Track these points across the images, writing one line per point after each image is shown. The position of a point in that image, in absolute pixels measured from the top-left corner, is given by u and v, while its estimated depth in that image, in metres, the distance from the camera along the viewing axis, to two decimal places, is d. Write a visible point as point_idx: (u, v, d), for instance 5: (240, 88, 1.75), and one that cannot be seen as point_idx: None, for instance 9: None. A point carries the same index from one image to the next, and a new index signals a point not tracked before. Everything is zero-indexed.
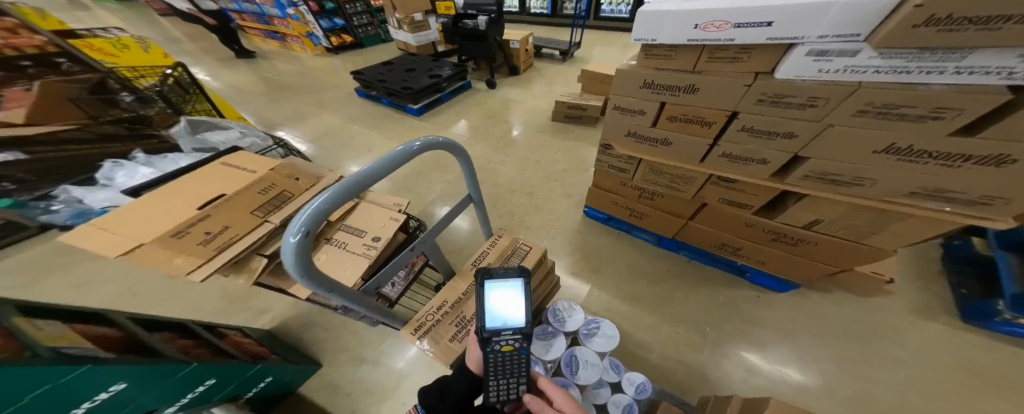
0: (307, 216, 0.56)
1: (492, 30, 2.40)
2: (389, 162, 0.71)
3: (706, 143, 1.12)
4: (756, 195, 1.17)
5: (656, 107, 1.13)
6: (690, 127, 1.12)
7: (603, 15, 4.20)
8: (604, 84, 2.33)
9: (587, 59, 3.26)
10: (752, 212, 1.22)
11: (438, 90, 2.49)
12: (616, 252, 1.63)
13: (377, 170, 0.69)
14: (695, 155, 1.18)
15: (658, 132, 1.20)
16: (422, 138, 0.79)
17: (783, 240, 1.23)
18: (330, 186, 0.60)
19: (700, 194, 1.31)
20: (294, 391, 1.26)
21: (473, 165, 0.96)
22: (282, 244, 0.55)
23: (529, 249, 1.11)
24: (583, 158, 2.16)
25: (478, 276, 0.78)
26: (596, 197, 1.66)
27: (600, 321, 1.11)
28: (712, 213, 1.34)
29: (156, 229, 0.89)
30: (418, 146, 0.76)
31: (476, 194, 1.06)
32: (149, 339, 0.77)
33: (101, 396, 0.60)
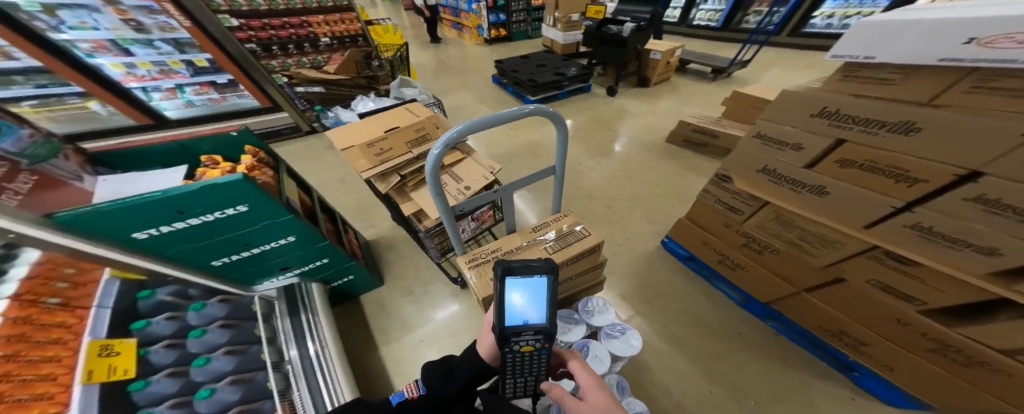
0: (445, 145, 0.56)
1: (635, 38, 2.29)
2: (500, 117, 0.63)
3: (889, 206, 0.73)
4: (942, 291, 0.77)
5: (822, 143, 0.78)
6: (867, 177, 0.75)
7: (809, 29, 3.48)
8: (749, 110, 1.92)
9: (741, 82, 2.75)
10: (922, 309, 0.81)
11: (559, 88, 2.51)
12: (684, 301, 1.37)
13: (493, 120, 0.62)
14: (862, 216, 0.80)
15: (810, 178, 0.84)
16: (533, 102, 0.66)
17: (951, 356, 0.82)
18: (465, 121, 0.57)
19: (839, 265, 0.93)
20: (357, 295, 1.46)
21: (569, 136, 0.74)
22: (428, 160, 0.59)
23: (586, 235, 0.85)
24: (687, 187, 1.84)
25: (496, 272, 0.65)
26: (685, 230, 1.39)
27: (632, 330, 0.87)
28: (849, 292, 0.95)
29: (358, 137, 0.92)
30: (529, 110, 0.65)
31: (562, 166, 0.83)
32: (316, 213, 1.15)
33: (279, 241, 0.96)
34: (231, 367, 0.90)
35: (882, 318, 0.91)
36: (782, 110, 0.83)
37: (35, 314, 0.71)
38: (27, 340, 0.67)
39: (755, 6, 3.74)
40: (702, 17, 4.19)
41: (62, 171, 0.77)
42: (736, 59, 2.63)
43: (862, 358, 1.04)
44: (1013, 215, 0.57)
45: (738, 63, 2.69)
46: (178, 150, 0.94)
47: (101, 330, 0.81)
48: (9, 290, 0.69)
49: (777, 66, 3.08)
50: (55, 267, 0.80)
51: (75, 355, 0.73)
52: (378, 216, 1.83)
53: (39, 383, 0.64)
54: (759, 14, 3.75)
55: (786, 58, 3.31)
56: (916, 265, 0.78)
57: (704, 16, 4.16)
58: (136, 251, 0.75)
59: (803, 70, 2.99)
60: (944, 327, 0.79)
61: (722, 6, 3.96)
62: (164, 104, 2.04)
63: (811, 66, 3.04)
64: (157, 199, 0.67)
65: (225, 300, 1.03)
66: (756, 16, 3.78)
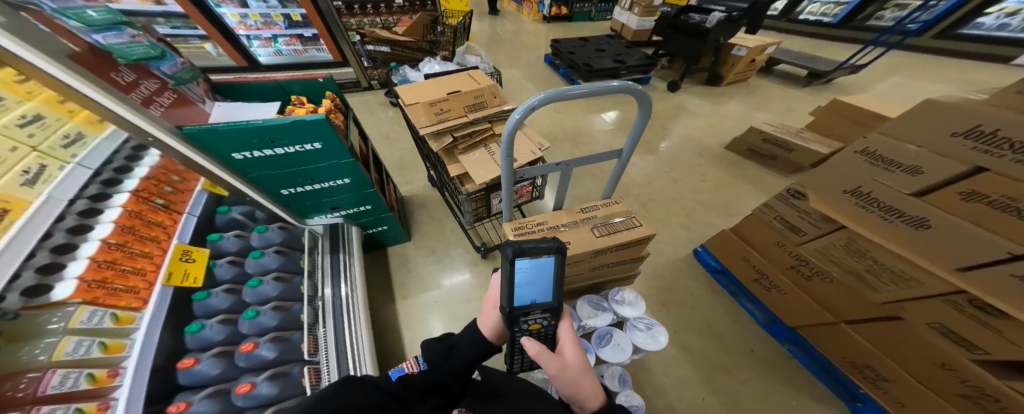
0: (521, 115, 0.57)
1: (719, 30, 2.03)
2: (573, 94, 0.58)
3: (1005, 253, 0.58)
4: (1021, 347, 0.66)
5: (953, 171, 0.59)
6: (995, 216, 0.58)
7: (965, 32, 2.88)
8: (835, 126, 1.68)
9: (833, 93, 2.41)
10: (976, 359, 0.75)
11: (614, 76, 2.37)
12: (700, 313, 1.35)
13: (563, 91, 0.57)
14: (956, 255, 0.66)
15: (912, 207, 0.68)
16: (623, 79, 0.60)
17: (986, 407, 0.77)
18: (549, 90, 0.57)
19: (899, 303, 0.85)
20: (384, 246, 1.53)
21: (644, 127, 0.70)
22: (504, 131, 0.59)
23: (636, 226, 0.79)
24: (736, 200, 1.71)
25: (505, 256, 0.58)
26: (726, 241, 1.35)
27: (661, 329, 0.78)
28: (901, 333, 0.88)
29: (424, 95, 0.94)
30: (614, 86, 0.59)
31: (629, 151, 0.77)
32: (368, 161, 1.19)
33: (337, 181, 1.03)
34: (276, 294, 0.98)
35: (923, 360, 0.86)
36: (915, 124, 0.63)
37: (146, 211, 0.89)
38: (135, 232, 0.82)
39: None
40: (813, 11, 3.68)
41: (194, 94, 0.81)
42: (846, 63, 2.24)
43: (877, 392, 1.03)
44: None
45: (846, 67, 2.29)
46: (276, 89, 0.97)
47: (186, 235, 0.95)
48: (133, 186, 0.90)
49: (896, 76, 2.62)
50: (162, 174, 1.00)
51: (162, 255, 0.87)
52: (415, 174, 1.89)
53: (135, 274, 0.78)
54: (901, 8, 3.12)
55: (919, 67, 2.77)
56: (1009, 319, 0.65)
57: (816, 9, 3.67)
58: (227, 168, 0.83)
59: (929, 82, 2.51)
60: (994, 377, 0.72)
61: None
62: (260, 50, 2.28)
63: (940, 80, 2.53)
64: (259, 126, 0.76)
65: (282, 229, 1.14)
66: (896, 10, 3.13)
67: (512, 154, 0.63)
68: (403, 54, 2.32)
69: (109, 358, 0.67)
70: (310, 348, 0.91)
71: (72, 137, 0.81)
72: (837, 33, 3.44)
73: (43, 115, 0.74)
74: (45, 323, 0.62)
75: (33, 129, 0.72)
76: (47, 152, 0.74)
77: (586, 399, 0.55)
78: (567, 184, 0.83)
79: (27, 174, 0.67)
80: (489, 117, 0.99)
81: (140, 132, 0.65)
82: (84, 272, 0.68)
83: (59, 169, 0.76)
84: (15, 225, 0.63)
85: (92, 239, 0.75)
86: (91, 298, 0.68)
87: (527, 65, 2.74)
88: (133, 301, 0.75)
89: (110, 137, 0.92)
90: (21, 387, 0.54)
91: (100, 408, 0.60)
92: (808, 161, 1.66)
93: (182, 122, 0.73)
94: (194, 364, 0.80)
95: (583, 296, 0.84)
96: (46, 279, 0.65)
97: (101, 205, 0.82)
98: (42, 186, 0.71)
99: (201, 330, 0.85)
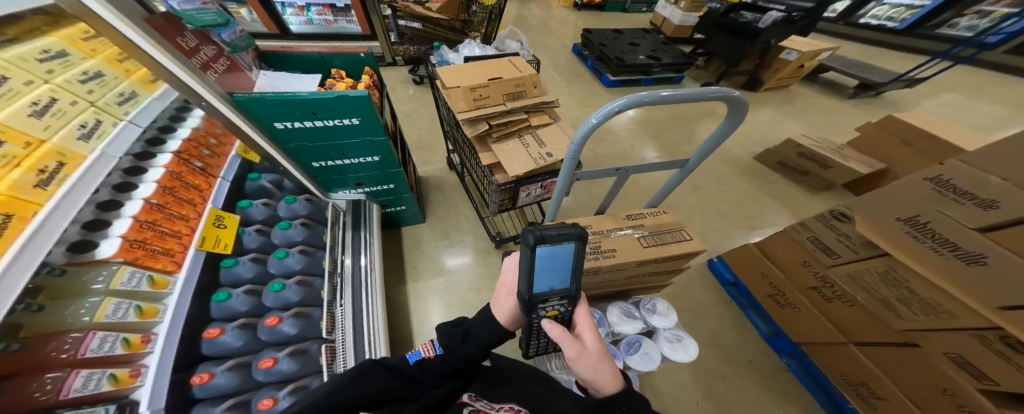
0: (604, 115, 0.55)
1: (773, 29, 1.94)
2: (666, 98, 0.55)
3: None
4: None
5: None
6: None
7: None
8: (892, 139, 1.60)
9: (878, 108, 2.32)
10: (981, 389, 0.74)
11: (645, 73, 2.30)
12: (708, 321, 1.35)
13: (659, 97, 0.55)
14: (998, 289, 0.62)
15: (969, 241, 0.65)
16: (731, 89, 0.57)
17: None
18: (631, 94, 0.54)
19: (922, 332, 0.82)
20: (398, 226, 1.51)
21: (726, 137, 0.67)
22: (580, 125, 0.57)
23: (687, 239, 0.79)
24: (762, 213, 1.68)
25: (525, 244, 0.53)
26: (744, 253, 1.34)
27: (692, 342, 0.77)
28: (910, 359, 0.87)
29: (463, 79, 0.91)
30: (713, 93, 0.56)
31: (696, 162, 0.73)
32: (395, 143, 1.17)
33: (366, 158, 1.04)
34: (300, 267, 0.97)
35: (925, 385, 0.84)
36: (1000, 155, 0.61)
37: (186, 173, 0.86)
38: (175, 194, 0.80)
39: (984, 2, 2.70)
40: (878, 14, 3.31)
41: (243, 62, 0.80)
42: (904, 75, 2.12)
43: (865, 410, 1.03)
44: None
45: (902, 80, 2.17)
46: (317, 61, 0.96)
47: (219, 200, 0.94)
48: (175, 148, 0.89)
49: (953, 90, 2.47)
50: (202, 137, 0.98)
51: (198, 219, 0.84)
52: (434, 154, 1.86)
53: (172, 237, 0.76)
54: (983, 16, 2.72)
55: (983, 81, 2.57)
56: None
57: (882, 12, 3.29)
58: (266, 139, 0.83)
59: (985, 101, 2.36)
60: (991, 406, 0.71)
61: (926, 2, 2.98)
62: (292, 18, 2.15)
63: (1000, 98, 2.35)
64: (305, 98, 0.76)
65: (309, 201, 1.12)
66: (975, 18, 2.75)
67: (578, 156, 0.62)
68: (433, 29, 2.18)
69: (143, 322, 0.67)
70: (327, 326, 0.89)
71: (127, 95, 0.80)
72: (900, 40, 3.17)
73: (103, 73, 0.74)
74: (90, 282, 0.61)
75: (93, 85, 0.71)
76: (103, 108, 0.72)
77: (606, 383, 0.50)
78: (618, 189, 0.79)
79: (83, 129, 0.66)
80: (526, 108, 0.96)
81: (191, 94, 0.63)
82: (127, 231, 0.67)
83: (113, 126, 0.74)
84: (71, 180, 0.60)
85: (136, 198, 0.73)
86: (132, 258, 0.66)
87: (554, 53, 2.65)
88: (169, 265, 0.74)
89: (160, 98, 0.92)
90: (66, 347, 0.54)
91: (132, 375, 0.61)
92: (841, 179, 1.64)
93: (234, 88, 0.74)
94: (218, 335, 0.81)
95: (614, 302, 0.83)
96: (90, 235, 0.65)
97: (144, 164, 0.81)
98: (96, 142, 0.68)
99: (227, 300, 0.85)
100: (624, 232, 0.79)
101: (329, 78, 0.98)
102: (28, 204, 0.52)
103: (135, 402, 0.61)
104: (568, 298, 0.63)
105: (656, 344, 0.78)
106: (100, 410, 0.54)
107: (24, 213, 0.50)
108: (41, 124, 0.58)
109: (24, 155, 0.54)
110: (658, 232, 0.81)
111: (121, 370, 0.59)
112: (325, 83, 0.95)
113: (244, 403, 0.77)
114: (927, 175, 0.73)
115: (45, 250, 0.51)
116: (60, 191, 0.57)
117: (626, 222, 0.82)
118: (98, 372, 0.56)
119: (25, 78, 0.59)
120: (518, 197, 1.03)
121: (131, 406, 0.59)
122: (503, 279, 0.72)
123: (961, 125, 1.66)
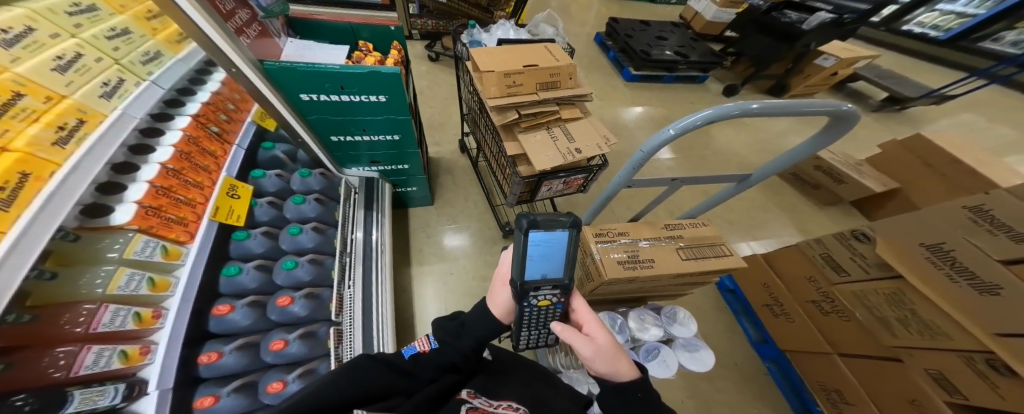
0: (694, 122, 0.54)
1: (816, 34, 1.87)
2: (756, 113, 0.54)
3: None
4: (1004, 400, 0.65)
5: None
6: None
7: None
8: (913, 157, 1.59)
9: (897, 125, 2.29)
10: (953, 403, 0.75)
11: (668, 70, 2.23)
12: (708, 323, 1.36)
13: (753, 110, 0.54)
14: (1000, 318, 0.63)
15: (990, 272, 0.65)
16: (846, 104, 0.56)
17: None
18: (717, 106, 0.54)
19: (909, 349, 0.83)
20: (406, 206, 1.48)
21: (814, 151, 0.68)
22: (658, 132, 0.57)
23: (725, 254, 0.82)
24: (773, 223, 1.67)
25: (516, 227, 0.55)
26: (750, 262, 1.34)
27: (706, 350, 0.89)
28: (892, 374, 0.88)
29: (497, 63, 0.87)
30: (810, 109, 0.56)
31: (759, 177, 0.75)
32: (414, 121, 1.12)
33: (386, 136, 0.99)
34: (312, 245, 0.94)
35: (896, 394, 0.86)
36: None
37: (203, 138, 0.81)
38: (192, 160, 0.75)
39: None
40: (924, 21, 2.98)
41: (273, 28, 0.76)
42: (937, 92, 2.11)
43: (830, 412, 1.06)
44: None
45: (933, 97, 2.17)
46: (345, 31, 0.92)
47: (234, 169, 0.89)
48: (194, 111, 0.83)
49: (973, 109, 2.46)
50: (220, 101, 0.92)
51: (212, 188, 0.80)
52: (446, 136, 1.80)
53: (186, 206, 0.72)
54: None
55: (1009, 103, 2.54)
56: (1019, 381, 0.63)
57: (928, 20, 2.97)
58: (291, 109, 0.78)
59: (1008, 126, 2.33)
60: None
61: (980, 11, 2.65)
62: None
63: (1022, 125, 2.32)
64: (337, 71, 0.72)
65: (322, 175, 1.08)
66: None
67: (641, 166, 0.61)
68: (458, 5, 2.13)
69: (154, 296, 0.64)
70: (335, 309, 0.87)
71: (151, 55, 0.76)
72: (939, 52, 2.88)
73: (131, 30, 0.70)
74: (105, 249, 0.57)
75: (119, 43, 0.66)
76: (126, 67, 0.68)
77: (625, 372, 0.51)
78: (666, 196, 0.79)
79: (106, 86, 0.62)
80: (558, 99, 0.92)
81: (219, 55, 0.58)
82: (143, 197, 0.63)
83: (136, 86, 0.71)
84: (91, 139, 0.56)
85: (152, 162, 0.68)
86: (147, 227, 0.62)
87: (575, 40, 2.56)
88: (182, 235, 0.70)
89: (183, 60, 0.87)
90: (80, 320, 0.51)
91: (141, 352, 0.59)
92: (853, 196, 1.66)
93: (263, 55, 0.69)
94: (228, 313, 0.78)
95: (636, 310, 0.94)
96: (103, 199, 0.60)
97: (162, 126, 0.76)
98: (117, 101, 0.65)
99: (237, 275, 0.82)
100: (658, 241, 0.82)
101: (357, 50, 0.93)
102: (46, 163, 0.48)
103: (143, 382, 0.59)
104: (561, 290, 0.62)
105: (673, 352, 0.89)
106: (112, 387, 0.52)
107: (41, 173, 0.47)
108: (64, 80, 0.54)
109: (43, 110, 0.50)
110: (695, 244, 0.83)
111: (131, 346, 0.57)
112: (352, 55, 0.91)
113: (252, 384, 0.76)
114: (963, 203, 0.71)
115: (65, 210, 0.49)
116: (79, 151, 0.54)
117: (664, 232, 0.85)
118: (110, 349, 0.53)
119: (52, 31, 0.55)
120: (540, 191, 0.99)
121: (139, 386, 0.58)
122: (498, 269, 0.70)
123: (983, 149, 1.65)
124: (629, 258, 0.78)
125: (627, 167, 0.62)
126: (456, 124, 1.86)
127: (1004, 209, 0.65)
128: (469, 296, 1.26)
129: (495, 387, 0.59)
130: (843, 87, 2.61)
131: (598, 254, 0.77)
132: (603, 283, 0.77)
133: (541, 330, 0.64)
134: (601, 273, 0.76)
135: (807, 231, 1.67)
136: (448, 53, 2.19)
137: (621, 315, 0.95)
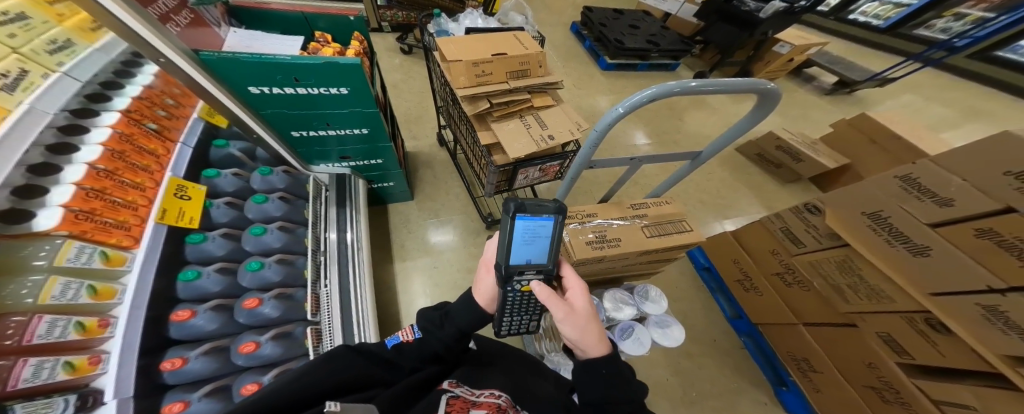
0: (650, 95, 0.56)
1: (774, 22, 1.96)
2: (702, 85, 0.58)
3: (974, 303, 0.64)
4: (944, 357, 0.74)
5: (990, 210, 0.61)
6: (1001, 258, 0.60)
7: (1002, 54, 2.64)
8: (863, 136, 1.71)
9: (846, 106, 2.46)
10: (905, 362, 0.82)
11: (641, 58, 2.27)
12: (683, 301, 1.43)
13: (696, 85, 0.58)
14: (938, 280, 0.70)
15: (921, 235, 0.71)
16: (770, 83, 0.61)
17: (886, 396, 0.88)
18: (659, 85, 0.56)
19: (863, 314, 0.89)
20: (386, 201, 1.45)
21: (753, 126, 0.72)
22: (608, 110, 0.59)
23: (688, 230, 0.87)
24: (741, 202, 1.76)
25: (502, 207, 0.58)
26: (719, 241, 1.39)
27: (678, 326, 0.95)
28: (848, 338, 0.95)
29: (465, 51, 0.86)
30: (744, 86, 0.60)
31: (709, 154, 0.79)
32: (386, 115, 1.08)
33: (353, 129, 0.97)
34: (279, 245, 0.92)
35: (855, 358, 0.94)
36: (969, 156, 0.66)
37: (138, 135, 0.77)
38: (127, 160, 0.71)
39: (963, 5, 2.62)
40: (867, 11, 3.18)
41: (210, 17, 0.72)
42: (879, 76, 2.26)
43: (802, 380, 1.13)
44: (1000, 325, 0.61)
45: (875, 80, 2.32)
46: (298, 21, 0.89)
47: (180, 168, 0.85)
48: (123, 106, 0.77)
49: (914, 91, 2.66)
50: (156, 96, 0.86)
51: (156, 189, 0.76)
52: (422, 129, 1.77)
53: (126, 208, 0.69)
54: (959, 18, 2.66)
55: (944, 84, 2.76)
56: (956, 339, 0.71)
57: (870, 9, 3.16)
58: (245, 104, 0.77)
59: (939, 104, 2.54)
60: (905, 376, 0.81)
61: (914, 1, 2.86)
62: None
63: (955, 102, 2.52)
64: (289, 62, 0.69)
65: (286, 173, 1.04)
66: (951, 21, 2.70)
67: (598, 143, 0.63)
68: None
69: (98, 304, 0.60)
70: (311, 308, 0.85)
71: (60, 43, 0.67)
72: (883, 40, 3.05)
73: (28, 15, 0.62)
74: (30, 257, 0.53)
75: (14, 28, 0.59)
76: (29, 56, 0.61)
77: (592, 345, 0.50)
78: (631, 175, 0.83)
79: (6, 78, 0.55)
80: (530, 88, 0.93)
81: (143, 46, 0.54)
82: (71, 200, 0.58)
83: (44, 77, 0.64)
84: None
85: (78, 163, 0.63)
86: (78, 232, 0.58)
87: (550, 30, 2.55)
88: (125, 240, 0.67)
89: (103, 49, 0.81)
90: (9, 333, 0.47)
91: (91, 362, 0.57)
92: (809, 173, 1.77)
93: (197, 45, 0.65)
94: (190, 318, 0.75)
95: (610, 290, 1.00)
96: (24, 203, 0.55)
97: (85, 123, 0.69)
98: (22, 94, 0.59)
99: (196, 279, 0.79)
100: (629, 221, 0.85)
101: (313, 42, 0.91)
102: None
103: (98, 392, 0.57)
104: (545, 275, 0.63)
105: (648, 328, 0.95)
106: (60, 399, 0.50)
107: None
108: None
109: None
110: (661, 222, 0.87)
111: (78, 357, 0.55)
112: (308, 47, 0.89)
113: (226, 388, 0.74)
114: (891, 174, 0.78)
115: None
116: None
117: (633, 212, 0.87)
118: (50, 361, 0.51)
119: None
120: (517, 179, 0.99)
121: (94, 396, 0.56)
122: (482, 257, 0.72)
123: (921, 127, 1.80)
124: (598, 239, 0.81)
125: (590, 146, 0.63)
126: (432, 117, 1.83)
127: (931, 179, 0.70)
128: (453, 288, 1.26)
129: (480, 377, 0.58)
130: (802, 72, 2.76)
131: (567, 236, 0.80)
132: (575, 263, 0.81)
133: (524, 314, 0.65)
134: (571, 254, 0.79)
135: (771, 209, 1.77)
136: (421, 44, 2.14)
137: (597, 297, 1.01)
